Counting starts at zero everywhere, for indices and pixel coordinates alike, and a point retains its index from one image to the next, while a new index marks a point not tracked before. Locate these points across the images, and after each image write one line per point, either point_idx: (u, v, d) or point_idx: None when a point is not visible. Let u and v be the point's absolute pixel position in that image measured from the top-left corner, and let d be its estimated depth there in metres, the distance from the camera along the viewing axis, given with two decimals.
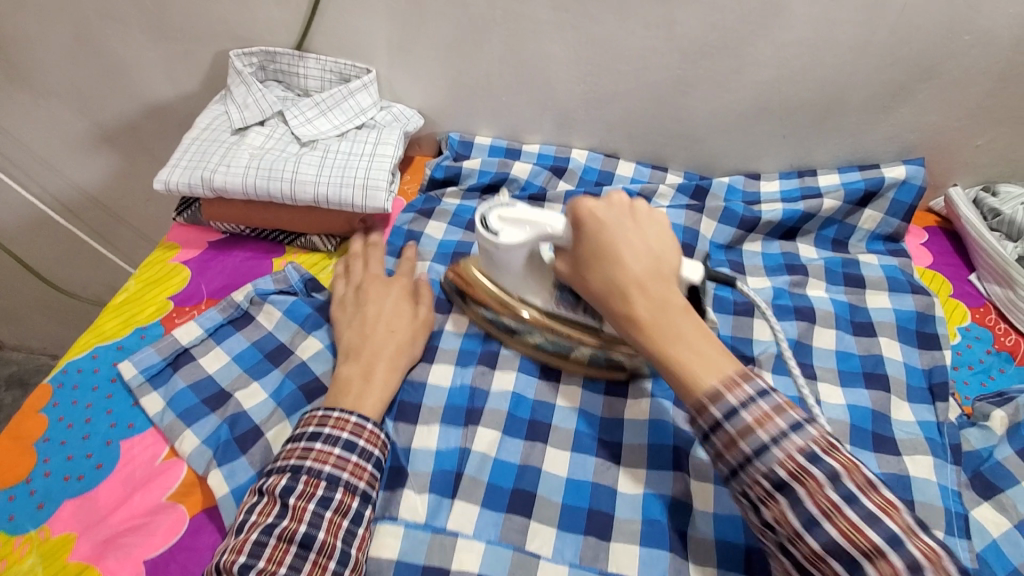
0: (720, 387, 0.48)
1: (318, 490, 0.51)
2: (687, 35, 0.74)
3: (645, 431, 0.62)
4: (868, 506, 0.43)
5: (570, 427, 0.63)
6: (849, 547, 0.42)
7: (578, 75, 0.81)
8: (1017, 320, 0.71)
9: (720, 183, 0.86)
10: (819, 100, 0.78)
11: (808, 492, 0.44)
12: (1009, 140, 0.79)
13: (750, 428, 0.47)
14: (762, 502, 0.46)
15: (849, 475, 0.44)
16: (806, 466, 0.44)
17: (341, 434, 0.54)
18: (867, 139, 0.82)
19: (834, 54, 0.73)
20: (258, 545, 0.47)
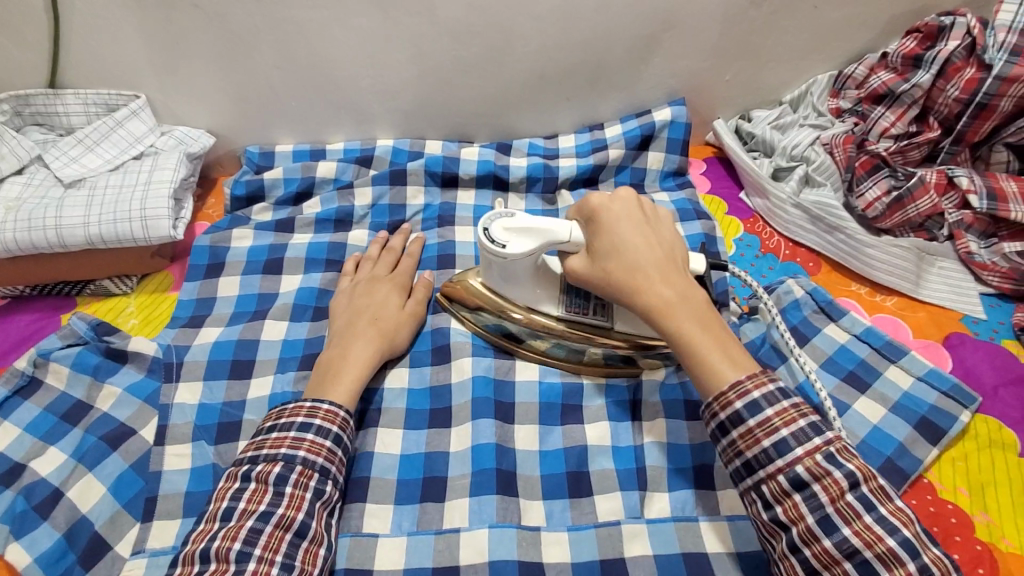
0: (746, 382, 0.51)
1: (312, 480, 0.53)
2: (451, 18, 0.78)
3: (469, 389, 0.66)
4: (882, 513, 0.46)
5: (400, 407, 0.66)
6: (827, 502, 0.47)
7: (358, 67, 0.82)
8: (774, 222, 0.84)
9: (520, 142, 0.94)
10: (586, 62, 0.86)
11: (826, 492, 0.47)
12: (748, 74, 0.91)
13: (775, 428, 0.49)
14: (761, 467, 0.49)
15: (865, 481, 0.47)
16: (807, 435, 0.49)
17: (331, 427, 0.56)
18: (637, 90, 0.91)
19: (585, 18, 0.81)
20: (252, 533, 0.48)
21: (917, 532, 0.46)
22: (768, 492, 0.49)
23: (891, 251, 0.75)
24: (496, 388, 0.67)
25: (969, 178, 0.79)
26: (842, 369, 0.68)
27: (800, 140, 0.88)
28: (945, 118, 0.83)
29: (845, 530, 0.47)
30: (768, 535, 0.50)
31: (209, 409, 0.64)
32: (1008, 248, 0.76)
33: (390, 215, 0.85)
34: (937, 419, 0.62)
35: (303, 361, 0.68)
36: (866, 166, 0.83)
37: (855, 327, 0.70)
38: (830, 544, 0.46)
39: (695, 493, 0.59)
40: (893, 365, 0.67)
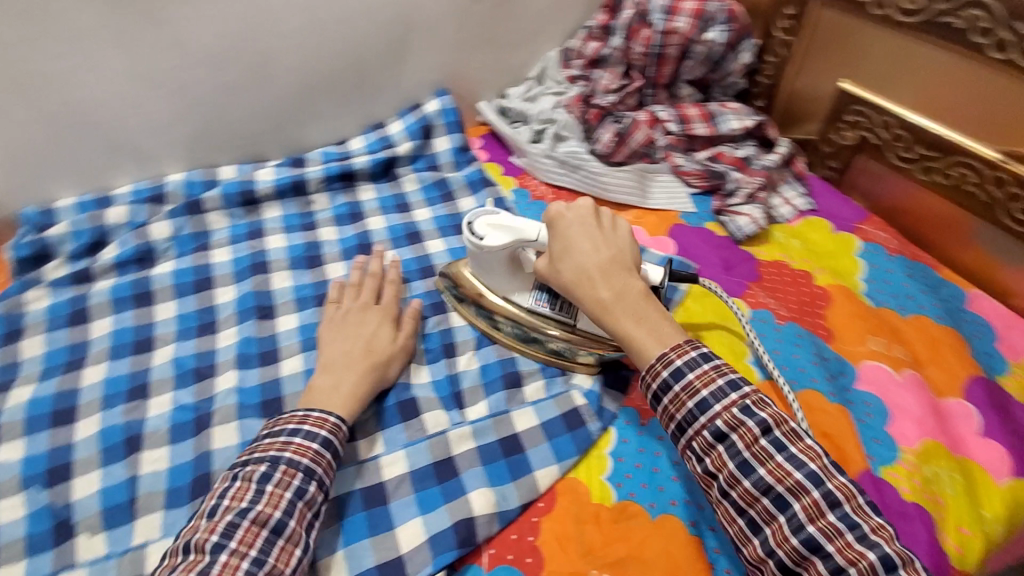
0: (668, 352, 0.58)
1: (295, 479, 0.55)
2: (205, 49, 0.84)
3: (300, 379, 0.72)
4: (793, 452, 0.53)
5: (231, 403, 0.69)
6: (774, 483, 0.52)
7: (124, 109, 0.85)
8: (538, 173, 1.01)
9: (313, 152, 1.01)
10: (349, 69, 0.97)
11: (742, 441, 0.53)
12: (492, 60, 1.09)
13: (695, 389, 0.56)
14: (704, 453, 0.55)
15: (776, 426, 0.54)
16: (740, 420, 0.54)
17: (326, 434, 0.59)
18: (404, 87, 1.04)
19: (333, 31, 0.92)
20: (257, 493, 0.53)
21: (859, 505, 0.51)
22: (721, 479, 0.54)
23: (618, 176, 0.96)
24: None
25: (665, 112, 1.03)
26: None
27: (544, 107, 1.07)
28: (641, 69, 1.05)
29: (811, 527, 0.50)
30: (729, 519, 0.55)
31: (35, 458, 0.64)
32: (701, 156, 1.00)
33: (194, 242, 0.87)
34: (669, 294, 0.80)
35: (133, 392, 0.70)
36: (597, 117, 1.04)
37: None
38: (797, 543, 0.51)
39: (507, 393, 0.70)
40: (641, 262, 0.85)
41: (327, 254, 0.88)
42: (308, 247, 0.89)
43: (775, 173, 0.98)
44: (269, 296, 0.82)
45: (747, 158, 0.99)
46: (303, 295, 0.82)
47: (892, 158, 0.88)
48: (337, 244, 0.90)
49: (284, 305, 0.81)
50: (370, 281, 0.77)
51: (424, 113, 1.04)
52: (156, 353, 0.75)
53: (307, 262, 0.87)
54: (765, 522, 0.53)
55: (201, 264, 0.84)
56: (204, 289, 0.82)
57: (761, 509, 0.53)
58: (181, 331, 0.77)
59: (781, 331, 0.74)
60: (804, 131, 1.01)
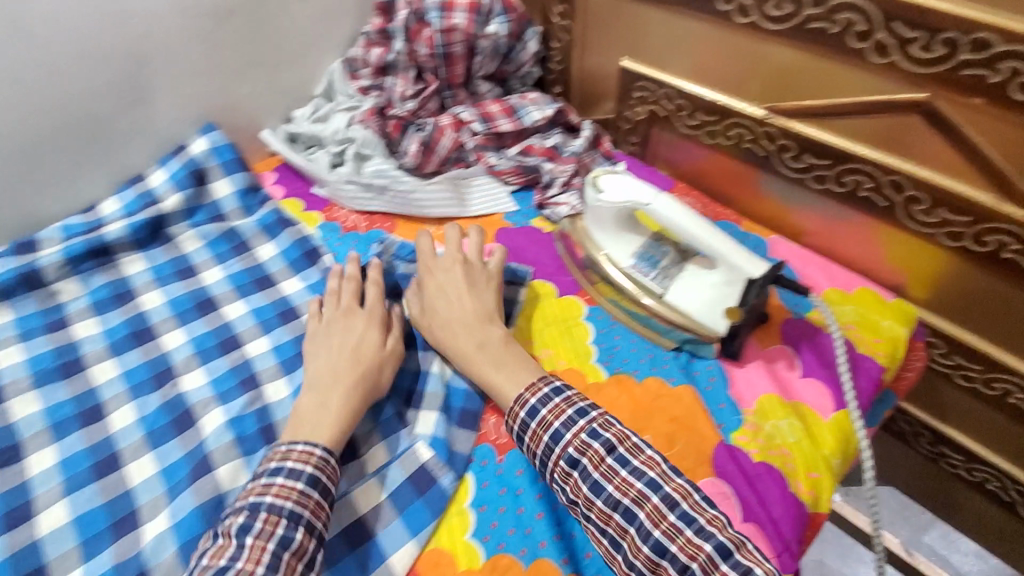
0: (523, 393, 0.59)
1: (279, 528, 0.51)
2: None
3: (72, 532, 0.59)
4: (636, 463, 0.54)
5: None
6: (621, 497, 0.52)
7: None
8: (345, 202, 0.91)
9: (49, 231, 0.80)
10: (73, 123, 0.79)
11: (592, 463, 0.54)
12: (265, 82, 0.96)
13: (549, 422, 0.57)
14: (563, 479, 0.55)
15: (620, 444, 0.55)
16: (588, 442, 0.55)
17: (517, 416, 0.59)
18: (159, 129, 0.87)
19: (32, 79, 0.74)
20: (237, 551, 0.50)
21: (696, 500, 0.52)
22: (580, 500, 0.54)
23: (431, 190, 0.90)
24: (110, 508, 0.60)
25: (466, 113, 0.99)
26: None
27: (338, 126, 0.98)
28: (434, 71, 0.99)
29: (658, 534, 0.51)
30: (596, 539, 0.54)
31: None
32: (513, 151, 0.98)
33: None
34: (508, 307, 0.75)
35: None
36: (397, 129, 0.96)
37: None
38: (648, 550, 0.51)
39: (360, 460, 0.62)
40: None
41: (87, 353, 0.72)
42: (58, 353, 0.71)
43: (585, 156, 0.98)
44: (11, 433, 0.65)
45: (557, 146, 0.98)
46: (62, 419, 0.66)
47: (681, 127, 0.91)
48: (101, 337, 0.73)
49: (38, 435, 0.65)
50: (347, 285, 0.73)
51: (188, 155, 0.88)
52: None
53: (61, 371, 0.70)
54: (624, 537, 0.52)
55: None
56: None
57: (617, 526, 0.52)
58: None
59: (619, 324, 0.74)
60: (605, 111, 1.02)
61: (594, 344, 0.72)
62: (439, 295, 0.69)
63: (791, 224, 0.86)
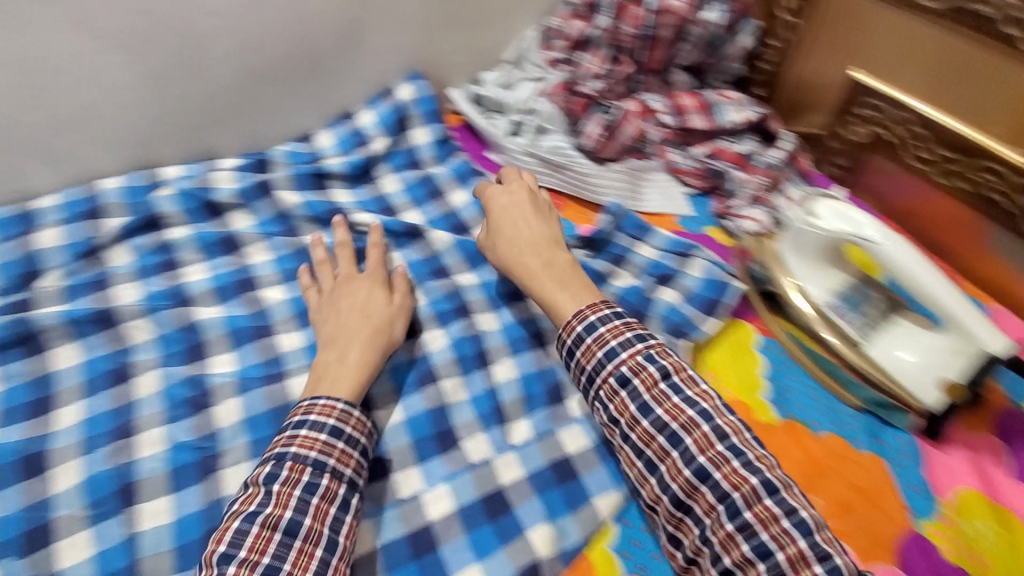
0: (584, 310, 0.61)
1: (302, 475, 0.51)
2: (120, 30, 0.70)
3: (244, 431, 0.61)
4: (687, 393, 0.55)
5: (160, 471, 0.57)
6: (669, 421, 0.54)
7: (25, 100, 0.70)
8: (518, 171, 0.90)
9: (277, 151, 0.85)
10: (296, 57, 0.83)
11: (643, 383, 0.56)
12: (464, 40, 0.96)
13: (606, 340, 0.58)
14: (609, 398, 0.57)
15: (676, 371, 0.56)
16: (643, 363, 0.57)
17: (575, 332, 0.60)
18: (364, 73, 0.90)
19: (274, 10, 0.78)
20: (269, 496, 0.50)
21: (747, 438, 0.53)
22: (624, 422, 0.56)
23: (609, 175, 0.86)
24: (274, 418, 0.62)
25: (658, 102, 0.93)
26: (651, 276, 0.77)
27: (524, 95, 0.96)
28: (631, 53, 0.94)
29: (704, 460, 0.52)
30: (629, 463, 0.56)
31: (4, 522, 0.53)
32: (699, 153, 0.91)
33: (93, 280, 0.70)
34: (717, 295, 0.73)
35: (24, 469, 0.55)
36: (582, 107, 0.93)
37: (662, 242, 0.80)
38: (689, 474, 0.52)
39: (502, 428, 0.62)
40: (690, 259, 0.78)
41: (260, 274, 0.74)
42: (235, 274, 0.73)
43: (779, 171, 0.89)
44: (195, 330, 0.67)
45: (748, 154, 0.90)
46: (238, 329, 0.68)
47: (909, 158, 0.81)
48: (272, 264, 0.75)
49: (215, 339, 0.67)
50: (408, 271, 0.70)
51: (396, 98, 0.91)
52: (57, 410, 0.60)
53: (236, 289, 0.72)
54: (662, 461, 0.54)
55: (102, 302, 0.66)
56: (108, 325, 0.66)
57: (659, 447, 0.54)
58: (90, 382, 0.62)
59: (795, 364, 0.69)
60: (813, 125, 0.93)
61: (769, 379, 0.68)
62: (505, 219, 0.71)
63: (1015, 292, 0.76)
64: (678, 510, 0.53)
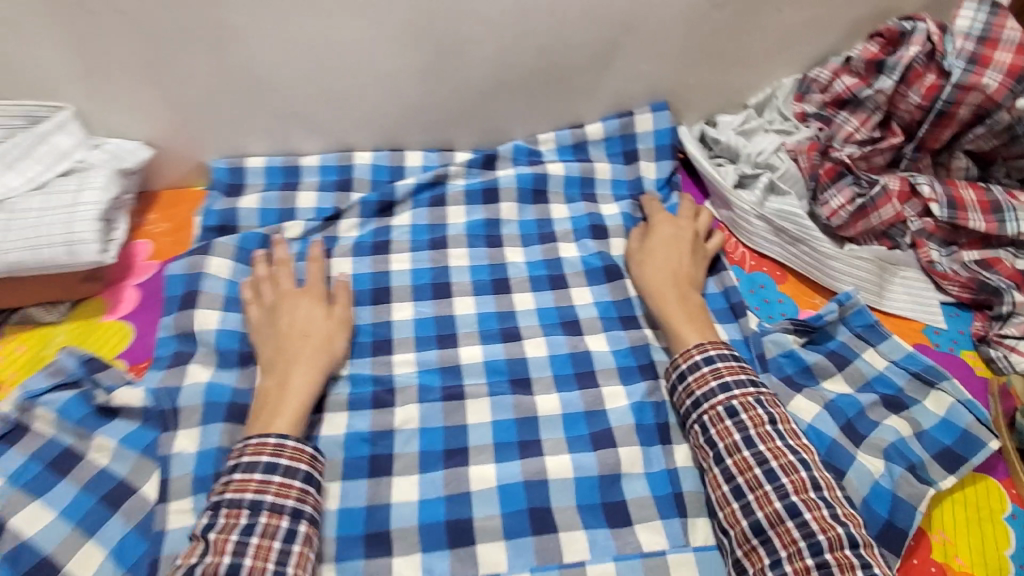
0: (706, 343, 0.63)
1: (281, 521, 0.50)
2: (402, 24, 0.74)
3: (416, 439, 0.61)
4: (789, 441, 0.56)
5: (338, 458, 0.60)
6: (771, 458, 0.55)
7: (306, 73, 0.77)
8: (741, 233, 0.82)
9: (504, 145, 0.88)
10: (543, 70, 0.83)
11: (750, 420, 0.57)
12: (714, 76, 0.88)
13: (722, 372, 0.60)
14: (713, 423, 0.58)
15: (782, 422, 0.58)
16: (753, 403, 0.58)
17: (694, 359, 0.62)
18: (600, 96, 0.87)
19: (538, 22, 0.77)
20: (229, 539, 0.49)
21: (838, 497, 0.54)
22: (721, 446, 0.57)
23: (855, 263, 0.75)
24: (446, 435, 0.61)
25: (931, 186, 0.79)
26: (876, 392, 0.66)
27: (765, 147, 0.86)
28: (908, 124, 0.82)
29: (796, 500, 0.53)
30: (714, 484, 0.57)
31: (207, 457, 0.60)
32: (967, 257, 0.77)
33: (318, 245, 0.77)
34: (960, 447, 0.62)
35: (230, 411, 0.63)
36: (830, 174, 0.82)
37: (894, 352, 0.68)
38: (779, 507, 0.53)
39: (683, 522, 0.58)
40: (932, 390, 0.65)
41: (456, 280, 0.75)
42: (433, 273, 0.75)
43: None
44: (387, 326, 0.70)
45: None
46: (426, 333, 0.69)
47: None
48: (469, 272, 0.76)
49: (403, 338, 0.69)
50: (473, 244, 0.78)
51: (631, 123, 0.89)
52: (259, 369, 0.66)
53: (432, 291, 0.74)
54: (750, 492, 0.54)
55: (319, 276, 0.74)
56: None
57: (752, 479, 0.55)
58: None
59: None
60: None
61: (1015, 563, 0.57)
62: (662, 245, 0.75)
63: None
64: (754, 536, 0.53)
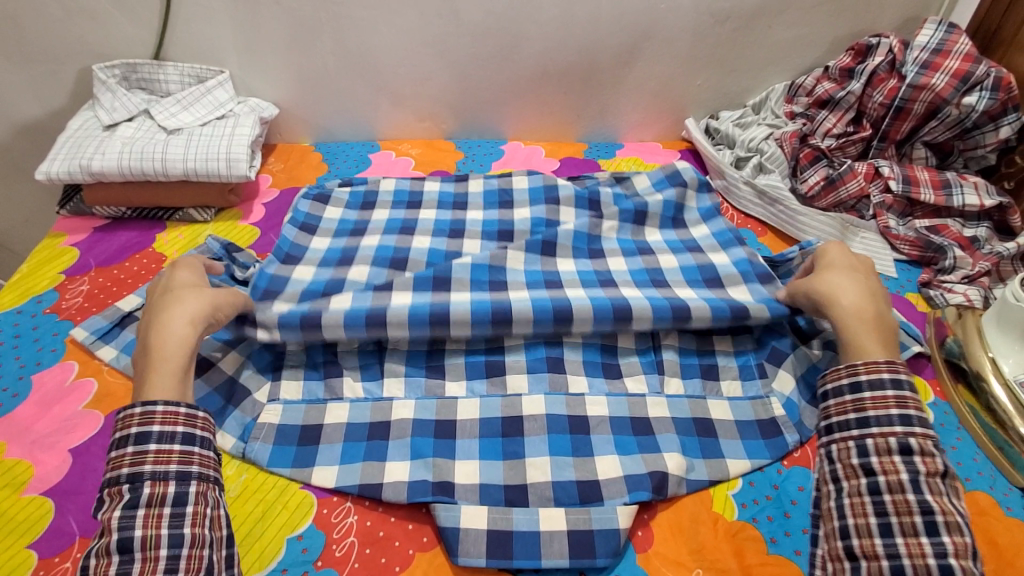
0: (896, 364, 0.61)
1: (168, 489, 0.53)
2: (473, 22, 0.98)
3: None
4: (956, 500, 0.55)
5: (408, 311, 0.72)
6: (936, 509, 0.53)
7: (398, 56, 1.02)
8: (731, 199, 1.02)
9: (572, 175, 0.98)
10: (578, 65, 1.05)
11: (924, 462, 0.55)
12: (717, 79, 1.10)
13: (908, 408, 0.58)
14: (876, 451, 0.56)
15: (948, 475, 0.56)
16: (932, 450, 0.56)
17: (881, 377, 0.59)
18: (623, 88, 1.09)
19: (577, 26, 1.00)
20: (131, 518, 0.51)
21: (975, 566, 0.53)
22: (884, 479, 0.55)
23: (818, 219, 0.93)
24: None
25: (890, 168, 0.96)
26: None
27: (756, 135, 1.06)
28: (874, 120, 1.00)
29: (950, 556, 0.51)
30: (860, 516, 0.54)
31: (318, 282, 0.78)
32: (919, 224, 0.93)
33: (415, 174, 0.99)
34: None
35: (340, 262, 0.82)
36: (807, 157, 1.02)
37: None
38: (931, 562, 0.51)
39: (660, 377, 0.73)
40: None
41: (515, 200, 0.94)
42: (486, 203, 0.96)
43: (1006, 266, 0.87)
44: (460, 222, 0.90)
45: (975, 239, 0.90)
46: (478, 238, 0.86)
47: None
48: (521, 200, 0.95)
49: (472, 232, 0.88)
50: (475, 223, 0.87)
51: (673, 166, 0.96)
52: (365, 238, 0.87)
53: (498, 208, 0.93)
54: (897, 537, 0.52)
55: (416, 191, 0.96)
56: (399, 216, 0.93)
57: (908, 522, 0.53)
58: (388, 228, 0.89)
59: (964, 430, 0.70)
60: None
61: None
62: (838, 276, 0.69)
63: None
64: None
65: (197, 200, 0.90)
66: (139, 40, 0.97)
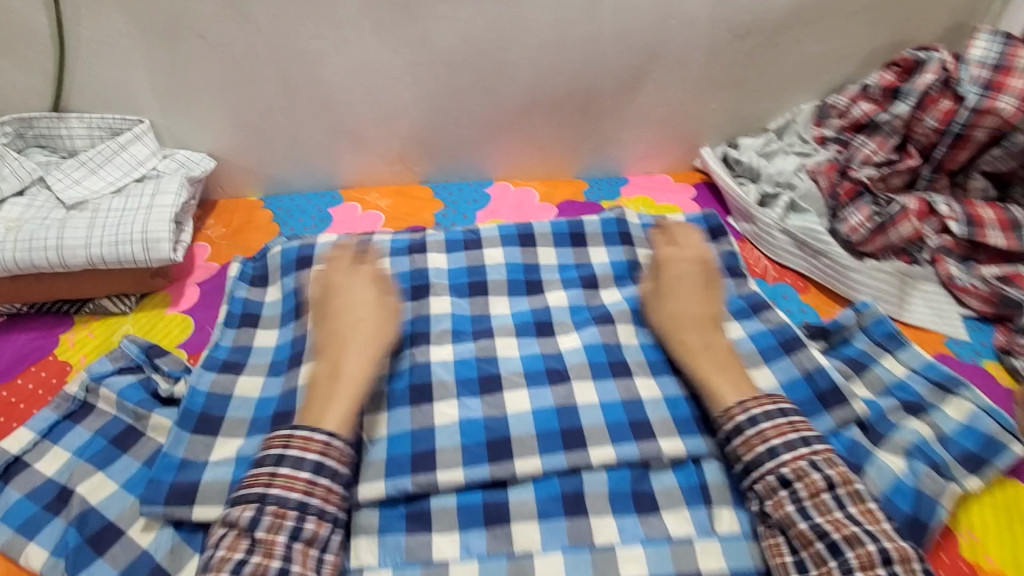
0: (748, 400, 0.58)
1: (286, 521, 0.49)
2: (447, 50, 0.81)
3: (458, 434, 0.59)
4: (852, 511, 0.51)
5: (384, 412, 0.62)
6: (833, 531, 0.50)
7: (358, 94, 0.84)
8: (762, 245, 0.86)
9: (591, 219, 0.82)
10: (574, 94, 0.89)
11: (806, 488, 0.52)
12: (735, 102, 0.94)
13: (767, 437, 0.55)
14: (764, 493, 0.54)
15: (842, 484, 0.52)
16: (806, 470, 0.53)
17: (738, 421, 0.56)
18: (627, 116, 0.93)
19: (573, 50, 0.84)
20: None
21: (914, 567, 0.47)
22: (778, 518, 0.52)
23: (876, 274, 0.79)
24: (487, 427, 0.60)
25: (948, 205, 0.82)
26: (896, 396, 0.67)
27: (784, 167, 0.90)
28: (924, 146, 0.86)
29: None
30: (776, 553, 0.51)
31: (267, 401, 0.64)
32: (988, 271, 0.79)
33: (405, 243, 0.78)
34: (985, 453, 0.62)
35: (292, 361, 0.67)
36: (849, 193, 0.86)
37: (914, 361, 0.70)
38: None
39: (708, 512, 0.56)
40: (953, 397, 0.66)
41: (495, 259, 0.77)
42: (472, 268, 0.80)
43: None
44: (424, 273, 0.74)
45: None
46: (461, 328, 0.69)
47: None
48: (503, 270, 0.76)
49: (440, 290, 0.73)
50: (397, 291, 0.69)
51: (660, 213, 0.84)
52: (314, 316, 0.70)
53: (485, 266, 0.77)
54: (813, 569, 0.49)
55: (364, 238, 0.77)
56: None
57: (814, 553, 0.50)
58: None
59: None
60: None
61: None
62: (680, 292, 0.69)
63: None
64: None
65: (108, 289, 0.72)
66: (32, 89, 0.77)
